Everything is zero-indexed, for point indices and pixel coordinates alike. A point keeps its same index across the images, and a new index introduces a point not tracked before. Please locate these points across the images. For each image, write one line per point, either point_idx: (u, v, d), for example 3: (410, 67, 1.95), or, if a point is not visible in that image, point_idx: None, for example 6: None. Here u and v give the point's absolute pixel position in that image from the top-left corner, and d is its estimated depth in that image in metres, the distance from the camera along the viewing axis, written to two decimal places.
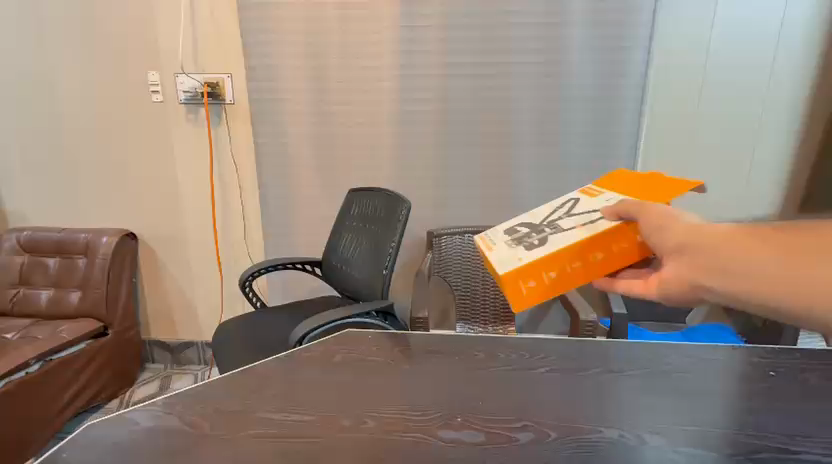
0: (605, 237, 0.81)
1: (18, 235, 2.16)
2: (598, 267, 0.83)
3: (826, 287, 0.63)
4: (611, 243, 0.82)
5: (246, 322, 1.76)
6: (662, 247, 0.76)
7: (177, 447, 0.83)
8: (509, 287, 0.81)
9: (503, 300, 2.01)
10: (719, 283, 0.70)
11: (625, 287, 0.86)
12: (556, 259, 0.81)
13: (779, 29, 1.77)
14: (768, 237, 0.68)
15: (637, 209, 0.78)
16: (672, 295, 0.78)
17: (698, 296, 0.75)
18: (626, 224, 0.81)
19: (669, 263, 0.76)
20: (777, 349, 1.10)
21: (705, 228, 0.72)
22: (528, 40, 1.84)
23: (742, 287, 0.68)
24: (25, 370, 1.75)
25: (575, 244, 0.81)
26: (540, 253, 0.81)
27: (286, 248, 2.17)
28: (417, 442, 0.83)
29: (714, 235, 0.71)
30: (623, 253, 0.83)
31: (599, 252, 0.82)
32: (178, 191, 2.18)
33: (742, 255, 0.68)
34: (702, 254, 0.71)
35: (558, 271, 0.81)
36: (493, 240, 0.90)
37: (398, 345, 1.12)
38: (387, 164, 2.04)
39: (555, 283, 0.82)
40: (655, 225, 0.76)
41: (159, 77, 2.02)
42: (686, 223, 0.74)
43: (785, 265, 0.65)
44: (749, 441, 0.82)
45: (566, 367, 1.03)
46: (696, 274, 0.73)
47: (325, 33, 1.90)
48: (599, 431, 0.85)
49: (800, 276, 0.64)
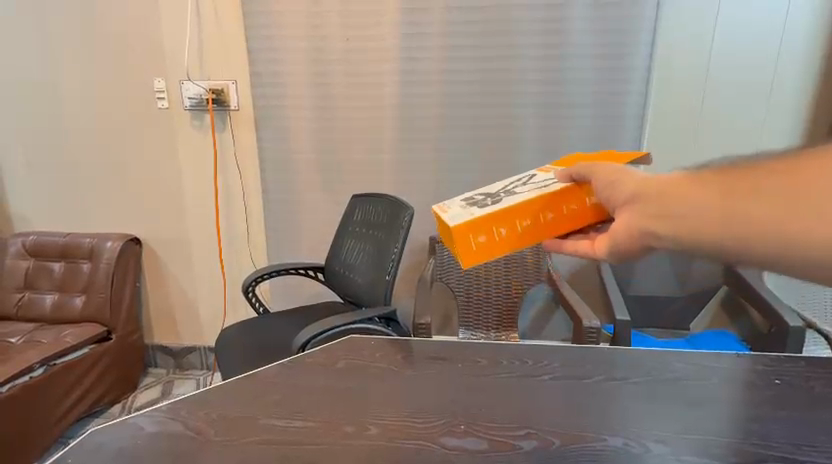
0: (555, 197, 0.83)
1: (24, 239, 2.18)
2: (548, 228, 0.85)
3: (769, 219, 0.56)
4: (562, 204, 0.84)
5: (250, 326, 1.77)
6: (617, 201, 0.73)
7: (180, 453, 0.83)
8: (459, 239, 0.84)
9: (506, 306, 2.00)
10: (664, 229, 0.65)
11: (574, 248, 0.84)
12: (506, 217, 0.84)
13: (780, 36, 1.78)
14: (716, 176, 0.62)
15: (585, 168, 0.80)
16: (624, 249, 0.73)
17: (648, 249, 0.70)
18: (577, 185, 0.83)
19: (621, 215, 0.71)
20: (782, 357, 1.09)
21: (656, 177, 0.68)
22: (530, 47, 1.84)
23: (688, 232, 0.63)
24: (29, 374, 1.76)
25: (525, 203, 0.83)
26: (491, 210, 0.84)
27: (290, 254, 2.17)
28: (421, 449, 0.83)
29: (664, 182, 0.67)
30: (574, 216, 0.84)
31: (549, 212, 0.84)
32: (182, 195, 2.19)
33: (687, 198, 0.63)
34: (651, 202, 0.66)
35: (507, 229, 0.84)
36: (449, 205, 0.92)
37: (401, 351, 1.12)
38: (390, 169, 2.04)
39: (505, 239, 0.85)
40: (610, 178, 0.74)
41: (165, 84, 2.03)
42: (640, 175, 0.70)
43: (726, 203, 0.59)
44: (754, 450, 0.82)
45: (569, 373, 1.03)
46: (645, 223, 0.67)
47: (328, 40, 1.91)
48: (603, 439, 0.85)
49: (743, 214, 0.58)
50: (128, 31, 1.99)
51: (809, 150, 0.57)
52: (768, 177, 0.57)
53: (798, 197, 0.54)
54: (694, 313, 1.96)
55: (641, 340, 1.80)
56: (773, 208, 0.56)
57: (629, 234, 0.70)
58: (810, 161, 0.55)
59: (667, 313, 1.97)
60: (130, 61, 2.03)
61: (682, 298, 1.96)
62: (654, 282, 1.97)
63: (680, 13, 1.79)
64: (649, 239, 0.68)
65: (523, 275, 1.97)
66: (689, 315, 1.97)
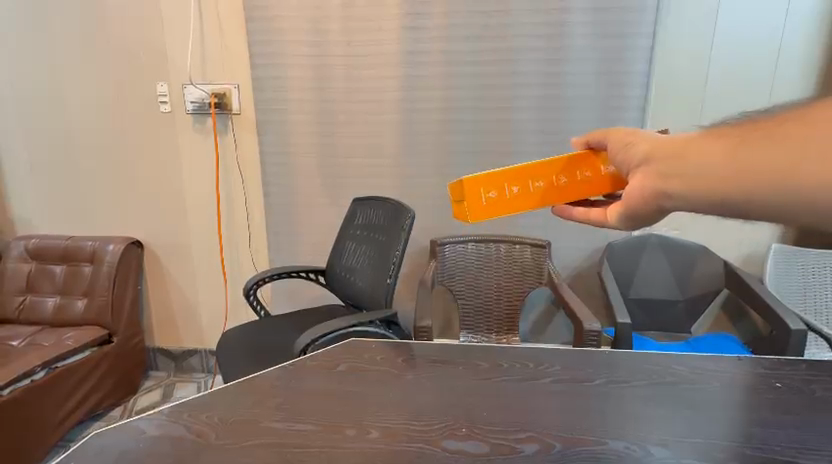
0: (570, 161, 0.93)
1: (26, 242, 2.18)
2: (560, 191, 0.94)
3: (772, 166, 0.64)
4: (576, 169, 0.93)
5: (250, 330, 1.77)
6: (632, 165, 0.80)
7: (182, 457, 0.83)
8: (472, 194, 0.93)
9: (507, 309, 2.00)
10: (679, 185, 0.73)
11: (583, 213, 0.93)
12: (522, 175, 0.93)
13: (779, 40, 1.79)
14: (726, 134, 0.70)
15: (602, 135, 0.90)
16: (636, 210, 0.81)
17: (663, 208, 0.77)
18: (593, 153, 0.93)
19: (634, 178, 0.80)
20: (783, 361, 1.09)
21: (669, 139, 0.76)
22: (531, 51, 1.85)
23: (700, 185, 0.70)
24: (30, 377, 1.76)
25: (542, 163, 0.93)
26: (509, 168, 0.94)
27: (291, 257, 2.18)
28: (422, 452, 0.83)
29: (677, 143, 0.75)
30: (585, 182, 0.93)
31: (563, 176, 0.93)
32: (183, 199, 2.20)
33: (696, 156, 0.71)
34: (662, 163, 0.75)
35: (521, 187, 0.94)
36: None
37: (403, 355, 1.12)
38: (390, 173, 2.05)
39: (518, 197, 0.94)
40: (625, 142, 0.83)
41: (167, 88, 2.04)
42: (653, 138, 0.79)
43: (732, 157, 0.68)
44: (755, 453, 0.82)
45: (570, 377, 1.03)
46: (658, 182, 0.75)
47: (330, 44, 1.92)
48: (604, 442, 0.84)
49: (752, 164, 0.66)
50: (130, 35, 2.00)
51: (808, 106, 0.66)
52: (776, 129, 0.65)
53: (802, 144, 0.63)
54: (694, 316, 1.96)
55: (642, 343, 1.80)
56: (780, 155, 0.64)
57: (645, 192, 0.77)
58: (809, 115, 0.64)
59: (668, 316, 1.97)
60: (133, 65, 2.04)
61: (683, 301, 1.96)
62: (655, 286, 1.97)
63: (680, 17, 1.80)
64: (663, 196, 0.75)
65: (524, 278, 1.97)
66: (690, 318, 1.97)
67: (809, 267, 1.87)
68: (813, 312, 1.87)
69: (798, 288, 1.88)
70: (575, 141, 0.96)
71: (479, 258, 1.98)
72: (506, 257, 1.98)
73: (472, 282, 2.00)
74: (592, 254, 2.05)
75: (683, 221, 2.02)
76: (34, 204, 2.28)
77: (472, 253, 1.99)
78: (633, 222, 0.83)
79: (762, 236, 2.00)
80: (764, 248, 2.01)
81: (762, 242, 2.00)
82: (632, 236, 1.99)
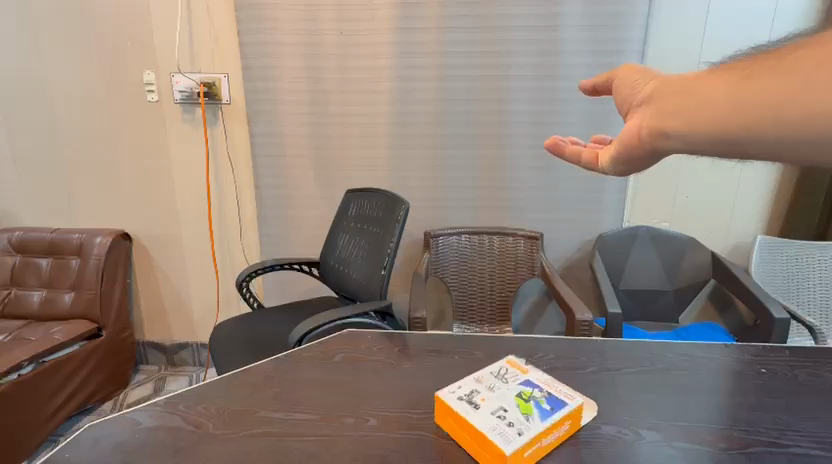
0: None
1: (10, 236, 2.14)
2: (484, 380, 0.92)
3: (780, 97, 0.54)
4: None
5: (244, 321, 1.77)
6: (633, 103, 0.71)
7: (180, 447, 0.84)
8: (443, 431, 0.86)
9: (501, 299, 2.02)
10: (678, 123, 0.64)
11: (574, 155, 0.83)
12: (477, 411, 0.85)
13: (772, 17, 1.80)
14: (733, 68, 0.61)
15: (611, 77, 0.78)
16: (632, 151, 0.72)
17: (658, 149, 0.69)
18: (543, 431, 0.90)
19: (634, 118, 0.71)
20: (769, 347, 1.13)
21: (678, 78, 0.67)
22: (527, 42, 1.86)
23: (698, 122, 0.61)
24: (18, 372, 1.73)
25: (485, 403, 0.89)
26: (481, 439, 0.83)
27: (284, 248, 2.19)
28: (419, 439, 0.85)
29: (682, 80, 0.66)
30: None
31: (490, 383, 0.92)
32: (173, 188, 2.18)
33: (698, 92, 0.62)
34: (663, 100, 0.66)
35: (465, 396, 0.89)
36: (489, 423, 0.80)
37: (398, 345, 1.14)
38: (383, 164, 2.06)
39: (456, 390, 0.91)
40: (628, 82, 0.74)
41: (155, 77, 2.02)
42: (659, 78, 0.70)
43: (734, 89, 0.58)
44: (741, 435, 0.85)
45: (565, 365, 1.06)
46: (655, 120, 0.67)
47: (322, 34, 1.90)
48: (596, 427, 0.87)
49: (751, 95, 0.56)
50: (120, 24, 1.97)
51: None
52: (784, 59, 0.55)
53: (806, 72, 0.53)
54: (681, 306, 2.01)
55: (633, 332, 1.84)
56: (782, 85, 0.54)
57: (642, 132, 0.69)
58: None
59: (657, 307, 2.02)
60: (122, 51, 2.00)
61: (672, 291, 2.00)
62: (644, 277, 2.01)
63: (672, 13, 1.82)
64: (659, 136, 0.66)
65: (517, 271, 2.00)
66: (677, 308, 2.02)
67: (792, 258, 1.91)
68: (796, 301, 1.92)
69: (782, 278, 1.92)
70: (581, 84, 0.81)
71: (473, 249, 2.00)
72: (500, 249, 1.99)
73: (466, 273, 2.02)
74: (582, 246, 2.08)
75: (673, 214, 2.04)
76: (21, 194, 2.25)
77: (465, 246, 2.01)
78: (626, 160, 0.74)
79: (751, 229, 2.04)
80: (750, 239, 2.06)
81: (748, 233, 2.05)
82: (624, 227, 2.02)
